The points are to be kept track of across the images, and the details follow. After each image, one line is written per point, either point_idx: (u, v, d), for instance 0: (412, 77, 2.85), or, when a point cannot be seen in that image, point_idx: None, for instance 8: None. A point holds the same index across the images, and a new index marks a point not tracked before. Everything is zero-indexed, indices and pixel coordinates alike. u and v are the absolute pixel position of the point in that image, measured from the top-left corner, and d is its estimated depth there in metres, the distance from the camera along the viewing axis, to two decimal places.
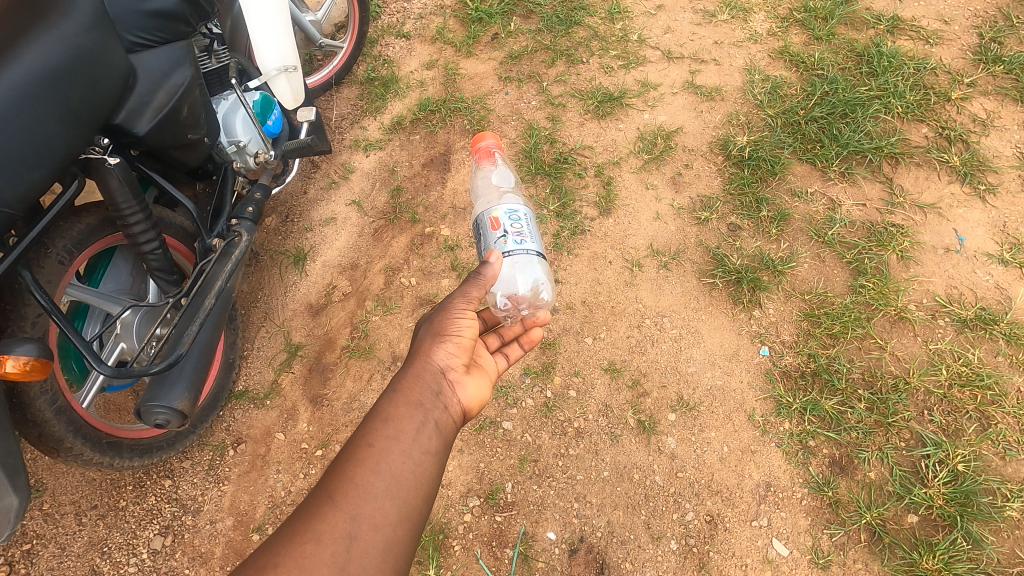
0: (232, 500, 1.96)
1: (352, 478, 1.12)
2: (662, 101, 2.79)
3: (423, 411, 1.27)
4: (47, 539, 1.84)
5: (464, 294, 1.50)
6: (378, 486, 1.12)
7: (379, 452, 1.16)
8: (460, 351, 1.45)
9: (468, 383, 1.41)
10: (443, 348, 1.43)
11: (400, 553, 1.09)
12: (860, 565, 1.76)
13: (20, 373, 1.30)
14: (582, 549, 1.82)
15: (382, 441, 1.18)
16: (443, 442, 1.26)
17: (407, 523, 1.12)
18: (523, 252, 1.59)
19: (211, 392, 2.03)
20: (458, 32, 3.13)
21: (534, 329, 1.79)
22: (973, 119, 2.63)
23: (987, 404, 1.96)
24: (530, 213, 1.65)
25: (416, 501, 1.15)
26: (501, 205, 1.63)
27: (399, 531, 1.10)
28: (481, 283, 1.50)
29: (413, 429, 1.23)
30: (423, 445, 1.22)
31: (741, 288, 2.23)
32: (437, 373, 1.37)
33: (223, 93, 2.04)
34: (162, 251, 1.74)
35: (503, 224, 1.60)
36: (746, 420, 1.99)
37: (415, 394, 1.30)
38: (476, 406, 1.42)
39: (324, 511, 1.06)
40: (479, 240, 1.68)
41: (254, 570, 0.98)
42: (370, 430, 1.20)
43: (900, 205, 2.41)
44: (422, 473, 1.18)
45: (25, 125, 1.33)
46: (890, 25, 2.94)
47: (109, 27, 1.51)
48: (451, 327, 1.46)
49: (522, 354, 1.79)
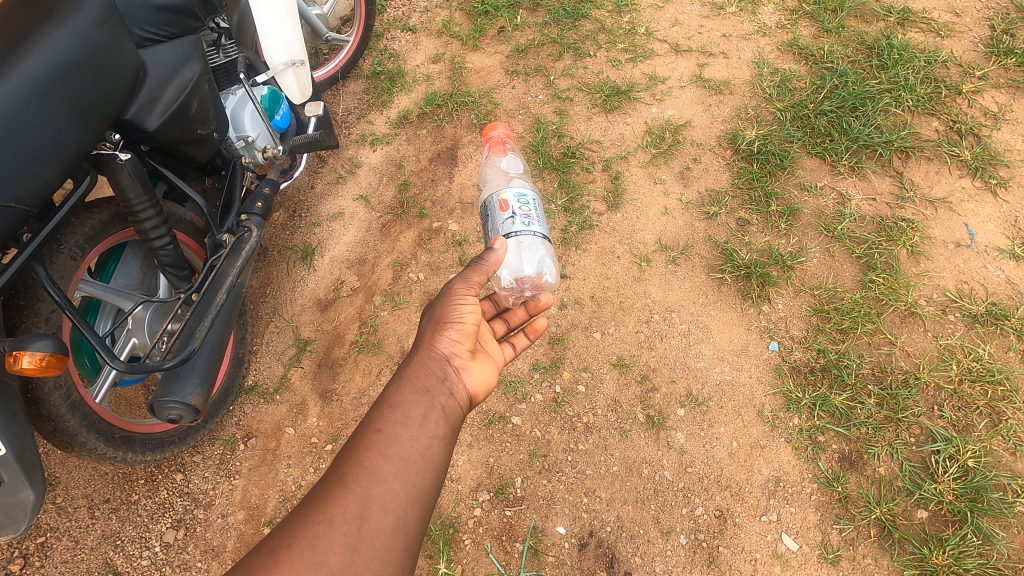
0: (243, 495, 1.97)
1: (361, 462, 1.12)
2: (670, 94, 2.77)
3: (429, 397, 1.27)
4: (60, 532, 1.85)
5: (465, 279, 1.48)
6: (388, 469, 1.12)
7: (387, 437, 1.17)
8: (464, 337, 1.44)
9: (473, 369, 1.42)
10: (446, 336, 1.42)
11: (411, 534, 1.09)
12: (870, 561, 1.76)
13: (36, 368, 1.30)
14: (592, 544, 1.83)
15: (390, 427, 1.19)
16: (450, 427, 1.27)
17: (417, 504, 1.12)
18: (530, 234, 1.62)
19: (222, 386, 2.04)
20: (464, 25, 3.11)
21: (539, 318, 1.74)
22: (985, 113, 2.60)
23: (998, 399, 1.95)
24: (538, 198, 1.69)
25: (424, 483, 1.15)
26: (510, 189, 1.66)
27: (410, 512, 1.10)
28: (483, 269, 1.49)
29: (420, 413, 1.23)
30: (430, 429, 1.22)
31: (750, 283, 2.22)
32: (441, 361, 1.37)
33: (231, 89, 2.03)
34: (173, 247, 1.74)
35: (511, 207, 1.63)
36: (755, 416, 1.99)
37: (422, 380, 1.30)
38: (482, 391, 1.42)
39: (336, 494, 1.07)
40: (485, 222, 1.71)
41: (268, 550, 0.99)
42: (377, 417, 1.21)
43: (910, 200, 2.40)
44: (432, 456, 1.19)
45: (37, 121, 1.32)
46: (901, 17, 2.91)
47: (119, 23, 1.51)
48: (453, 314, 1.44)
49: (529, 344, 1.73)
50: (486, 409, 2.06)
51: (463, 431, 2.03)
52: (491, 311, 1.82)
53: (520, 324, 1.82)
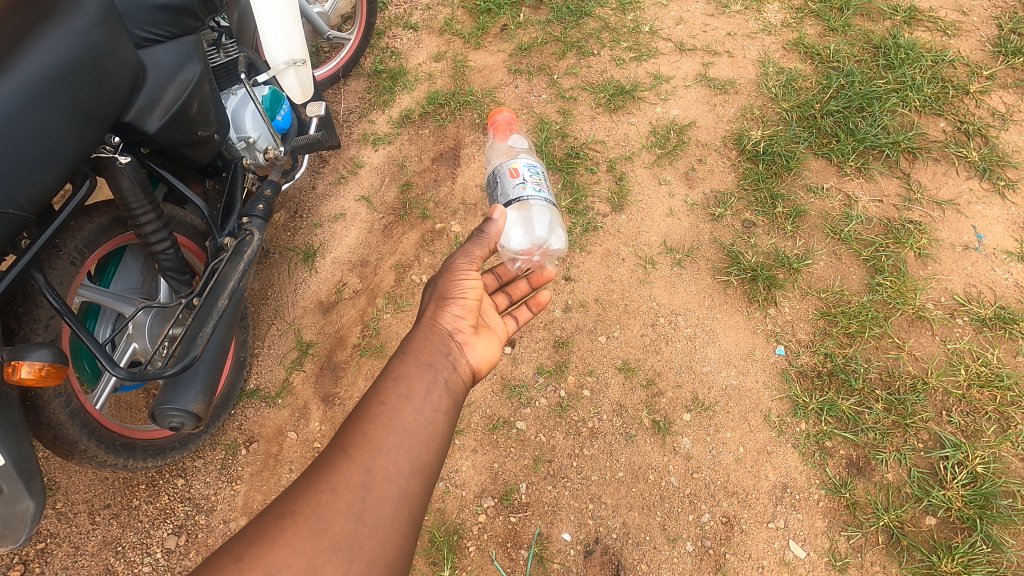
0: (245, 499, 1.95)
1: (365, 433, 1.11)
2: (674, 94, 2.74)
3: (433, 371, 1.25)
4: (60, 538, 1.84)
5: (466, 254, 1.46)
6: (391, 441, 1.10)
7: (391, 409, 1.15)
8: (467, 311, 1.42)
9: (476, 344, 1.40)
10: (449, 310, 1.40)
11: (415, 505, 1.07)
12: (878, 568, 1.74)
13: (35, 378, 1.28)
14: (598, 550, 1.81)
15: (394, 399, 1.17)
16: (454, 401, 1.25)
17: (421, 476, 1.10)
18: (541, 200, 1.61)
19: (223, 391, 2.02)
20: (467, 23, 3.07)
21: (543, 291, 1.73)
22: (993, 113, 2.57)
23: (1007, 405, 1.94)
24: (546, 168, 1.70)
25: (428, 456, 1.13)
26: (520, 157, 1.65)
27: (412, 483, 1.08)
28: (484, 242, 1.47)
29: (424, 387, 1.21)
30: (434, 403, 1.21)
31: (756, 286, 2.20)
32: (445, 336, 1.35)
33: (232, 89, 1.99)
34: (173, 251, 1.71)
35: (522, 173, 1.62)
36: (763, 421, 1.98)
37: (425, 354, 1.28)
38: (486, 366, 1.41)
39: (339, 464, 1.06)
40: (494, 189, 1.68)
41: (272, 517, 0.98)
42: (381, 390, 1.19)
43: (917, 201, 2.38)
44: (435, 430, 1.17)
45: (37, 125, 1.30)
46: (908, 16, 2.88)
47: (118, 23, 1.48)
48: (456, 289, 1.42)
49: (532, 318, 1.73)
50: (490, 413, 2.05)
51: (468, 436, 2.02)
52: (494, 284, 1.81)
53: (523, 298, 1.82)
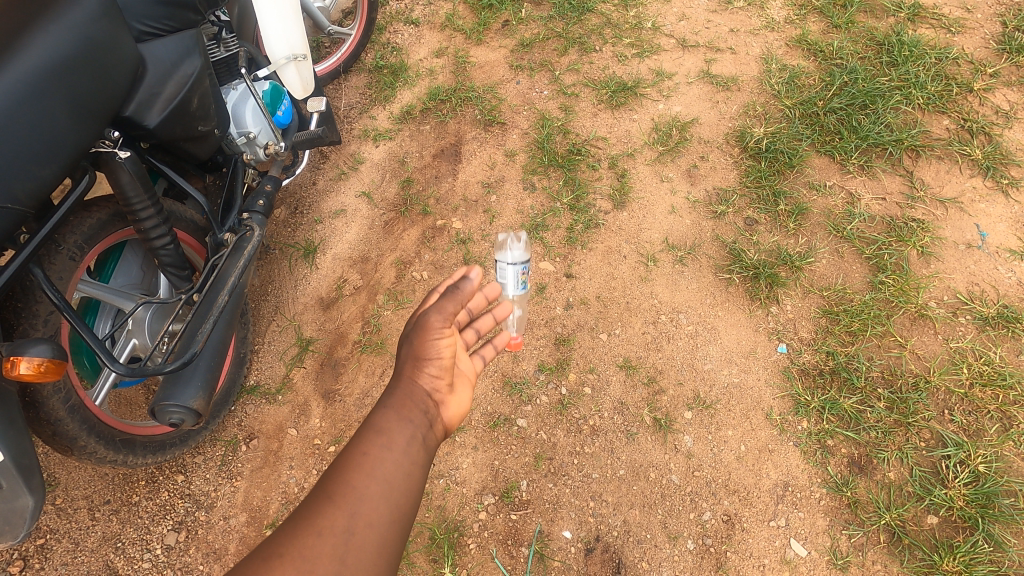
0: (245, 496, 1.95)
1: (348, 480, 1.07)
2: (677, 91, 2.73)
3: (413, 426, 1.20)
4: (60, 534, 1.83)
5: (441, 310, 1.35)
6: (374, 489, 1.07)
7: (375, 459, 1.11)
8: (447, 364, 1.33)
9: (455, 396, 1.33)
10: (427, 364, 1.31)
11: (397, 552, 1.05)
12: (880, 567, 1.74)
13: (34, 374, 1.27)
14: (598, 548, 1.81)
15: (377, 450, 1.13)
16: (433, 455, 1.21)
17: (404, 524, 1.07)
18: None
19: (223, 387, 2.01)
20: (469, 19, 3.06)
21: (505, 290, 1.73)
22: (996, 110, 2.56)
23: (1010, 404, 1.93)
24: None
25: (411, 503, 1.10)
26: None
27: (394, 529, 1.06)
28: (459, 299, 1.38)
29: (405, 441, 1.17)
30: (415, 455, 1.16)
31: (758, 284, 2.19)
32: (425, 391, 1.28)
33: (232, 84, 1.97)
34: (173, 246, 1.70)
35: None
36: (764, 419, 1.97)
37: (406, 411, 1.22)
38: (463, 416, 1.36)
39: (323, 509, 1.02)
40: None
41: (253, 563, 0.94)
42: (363, 441, 1.14)
43: (920, 199, 2.37)
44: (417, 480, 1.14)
45: (35, 120, 1.29)
46: (912, 12, 2.86)
47: (117, 17, 1.47)
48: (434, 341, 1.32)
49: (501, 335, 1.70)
50: (491, 411, 2.04)
51: (468, 433, 2.01)
52: None
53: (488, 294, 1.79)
